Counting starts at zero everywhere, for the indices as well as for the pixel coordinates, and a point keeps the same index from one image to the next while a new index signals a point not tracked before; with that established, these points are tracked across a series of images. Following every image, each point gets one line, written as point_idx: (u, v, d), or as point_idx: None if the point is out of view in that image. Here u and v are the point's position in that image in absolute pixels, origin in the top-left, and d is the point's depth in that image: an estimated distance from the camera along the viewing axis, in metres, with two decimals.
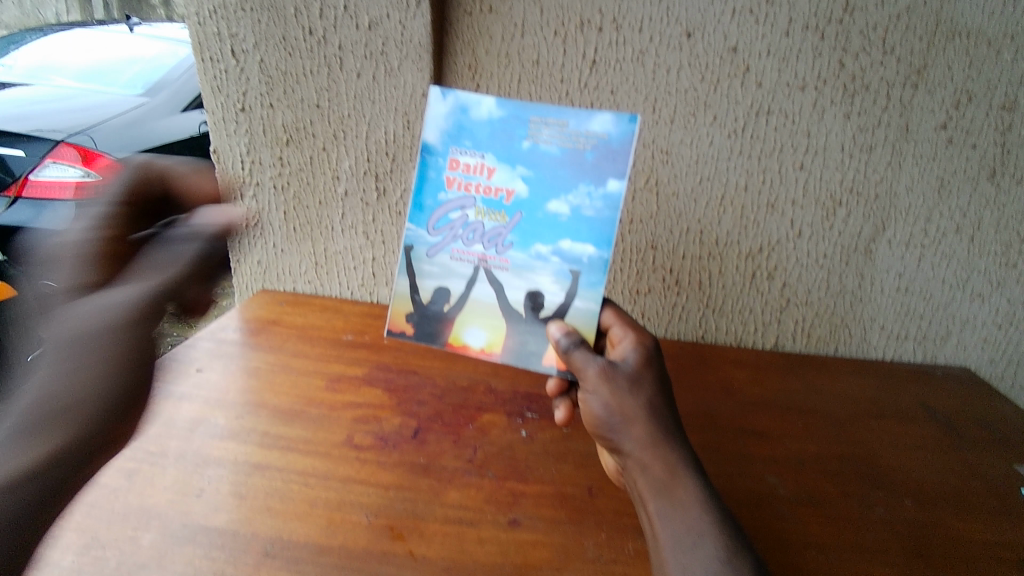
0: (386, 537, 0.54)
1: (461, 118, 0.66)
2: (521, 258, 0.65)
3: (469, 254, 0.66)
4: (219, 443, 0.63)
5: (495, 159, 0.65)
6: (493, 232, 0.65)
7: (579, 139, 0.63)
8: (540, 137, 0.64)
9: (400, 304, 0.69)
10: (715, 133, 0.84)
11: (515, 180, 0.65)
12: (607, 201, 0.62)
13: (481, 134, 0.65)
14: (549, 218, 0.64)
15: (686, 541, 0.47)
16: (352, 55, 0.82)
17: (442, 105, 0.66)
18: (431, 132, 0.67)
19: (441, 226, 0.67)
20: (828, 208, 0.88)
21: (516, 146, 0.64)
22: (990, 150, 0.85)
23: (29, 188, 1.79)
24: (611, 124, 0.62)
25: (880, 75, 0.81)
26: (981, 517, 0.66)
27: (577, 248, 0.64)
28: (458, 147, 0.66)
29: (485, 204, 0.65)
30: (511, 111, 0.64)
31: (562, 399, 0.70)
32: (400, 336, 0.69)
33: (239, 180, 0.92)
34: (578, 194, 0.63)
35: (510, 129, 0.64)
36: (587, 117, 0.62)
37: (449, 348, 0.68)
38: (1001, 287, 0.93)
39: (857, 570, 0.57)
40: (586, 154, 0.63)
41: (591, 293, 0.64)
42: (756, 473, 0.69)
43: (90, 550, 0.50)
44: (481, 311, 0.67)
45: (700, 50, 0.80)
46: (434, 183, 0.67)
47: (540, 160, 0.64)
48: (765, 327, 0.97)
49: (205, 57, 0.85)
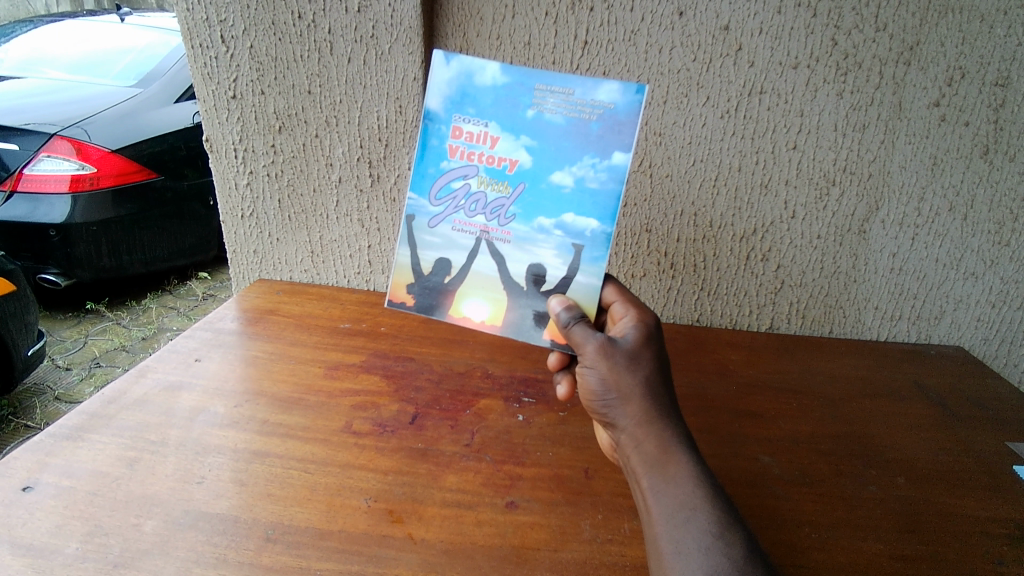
0: (386, 520, 0.54)
1: (466, 84, 0.65)
2: (523, 230, 0.65)
3: (471, 225, 0.66)
4: (219, 431, 0.64)
5: (499, 128, 0.64)
6: (495, 203, 0.65)
7: (584, 109, 0.62)
8: (545, 105, 0.63)
9: (401, 274, 0.69)
10: (708, 113, 0.84)
11: (518, 150, 0.64)
12: (612, 173, 0.62)
13: (485, 101, 0.65)
14: (553, 190, 0.64)
15: (678, 515, 0.48)
16: (342, 39, 0.81)
17: (446, 70, 0.65)
18: (434, 97, 0.66)
19: (443, 195, 0.66)
20: (822, 188, 0.88)
21: (521, 115, 0.64)
22: (983, 127, 0.85)
23: (25, 183, 1.83)
24: (618, 93, 0.61)
25: (873, 52, 0.80)
26: (971, 493, 0.67)
27: (580, 221, 0.64)
28: (461, 115, 0.65)
29: (488, 174, 0.65)
30: (517, 78, 0.64)
31: (563, 373, 0.70)
32: (401, 307, 0.69)
33: (232, 167, 0.91)
34: (583, 166, 0.63)
35: (515, 97, 0.64)
36: (593, 86, 0.62)
37: (450, 319, 0.68)
38: (994, 266, 0.93)
39: (848, 546, 0.58)
40: (592, 125, 0.62)
41: (593, 268, 0.64)
42: (750, 453, 0.69)
43: (93, 538, 0.50)
44: (483, 283, 0.67)
45: (692, 29, 0.79)
46: (436, 150, 0.66)
47: (544, 129, 0.63)
48: (760, 310, 0.98)
49: (194, 44, 0.84)
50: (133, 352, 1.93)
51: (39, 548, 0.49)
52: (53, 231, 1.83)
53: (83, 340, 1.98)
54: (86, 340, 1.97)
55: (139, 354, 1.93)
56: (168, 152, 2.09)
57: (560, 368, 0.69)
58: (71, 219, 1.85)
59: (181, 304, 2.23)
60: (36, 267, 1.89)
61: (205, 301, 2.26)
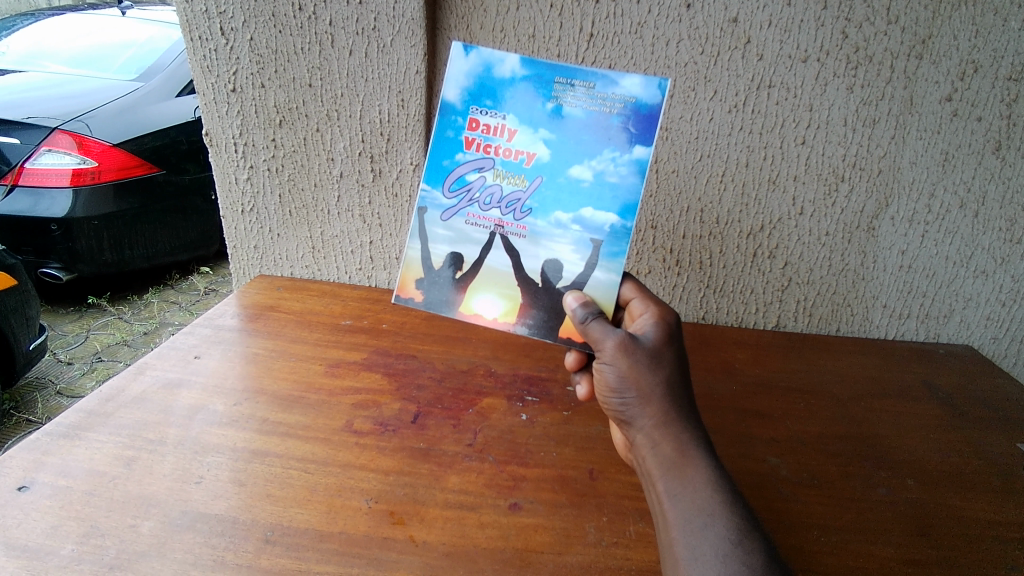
0: (387, 522, 0.53)
1: (484, 77, 0.64)
2: (540, 225, 0.64)
3: (485, 219, 0.65)
4: (218, 429, 0.63)
5: (517, 121, 0.63)
6: (511, 197, 0.64)
7: (605, 102, 0.61)
8: (564, 98, 0.62)
9: (411, 268, 0.67)
10: (715, 108, 0.82)
11: (536, 144, 0.63)
12: (632, 168, 0.61)
13: (503, 94, 0.64)
14: (571, 184, 0.63)
15: (695, 520, 0.46)
16: (343, 31, 0.80)
17: (464, 63, 0.64)
18: (451, 88, 0.65)
19: (457, 187, 0.65)
20: (830, 183, 0.86)
21: (539, 108, 0.63)
22: (996, 123, 0.83)
23: (27, 177, 1.83)
24: (639, 87, 0.60)
25: (885, 45, 0.78)
26: (984, 496, 0.66)
27: (599, 216, 0.62)
28: (478, 107, 0.65)
29: (504, 167, 0.64)
30: (536, 71, 0.62)
31: (582, 375, 0.70)
32: (409, 302, 0.67)
33: (232, 162, 0.90)
34: (602, 160, 0.62)
35: (534, 90, 0.63)
36: (614, 79, 0.61)
37: (460, 317, 0.66)
38: (1005, 264, 0.92)
39: (859, 551, 0.57)
40: (612, 119, 0.61)
41: (612, 263, 0.62)
42: (758, 454, 0.68)
43: (90, 539, 0.50)
44: (496, 279, 0.65)
45: (700, 22, 0.78)
46: (451, 142, 0.65)
47: (563, 122, 0.62)
48: (767, 307, 0.96)
49: (193, 36, 0.83)
50: (135, 347, 1.93)
51: (35, 550, 0.48)
52: (55, 226, 1.82)
53: (85, 334, 1.98)
54: (88, 335, 1.97)
55: (141, 349, 1.93)
56: (170, 146, 2.07)
57: (579, 368, 0.69)
58: (72, 213, 1.84)
59: (183, 299, 2.23)
60: (37, 261, 1.88)
61: (208, 296, 2.26)
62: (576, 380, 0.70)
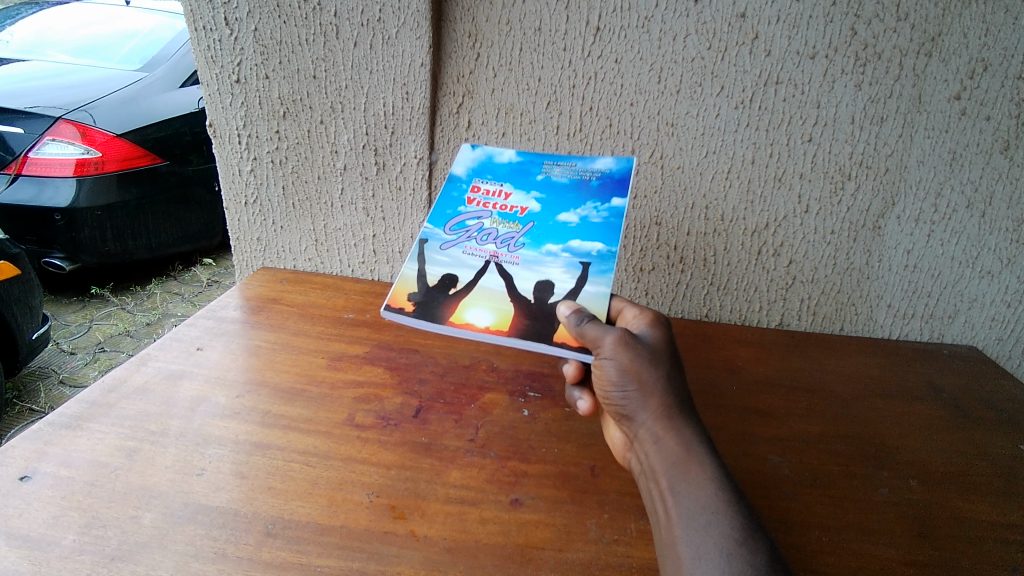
0: (387, 517, 0.53)
1: (486, 161, 0.77)
2: (532, 255, 0.67)
3: (481, 251, 0.68)
4: (219, 421, 0.63)
5: (513, 186, 0.74)
6: (506, 236, 0.69)
7: (585, 173, 0.73)
8: (552, 172, 0.74)
9: (404, 285, 0.66)
10: (722, 104, 0.81)
11: (529, 200, 0.72)
12: (612, 212, 0.69)
13: (502, 171, 0.75)
14: (559, 227, 0.69)
15: (699, 517, 0.46)
16: (349, 23, 0.79)
17: (470, 154, 0.78)
18: (459, 167, 0.77)
19: (458, 229, 0.70)
20: (836, 181, 0.86)
21: (532, 178, 0.74)
22: (1005, 122, 0.82)
23: (30, 166, 1.82)
24: (612, 163, 0.74)
25: (894, 43, 0.77)
26: (987, 497, 0.65)
27: (586, 244, 0.67)
28: (480, 179, 0.75)
29: (500, 216, 0.71)
30: (529, 157, 0.76)
31: (580, 390, 0.65)
32: (398, 313, 0.63)
33: (236, 154, 0.90)
34: (586, 208, 0.70)
35: (526, 169, 0.75)
36: (591, 159, 0.75)
37: (448, 327, 0.61)
38: (1012, 264, 0.91)
39: (860, 550, 0.56)
40: (592, 182, 0.72)
41: (601, 279, 0.63)
42: (760, 453, 0.68)
43: (91, 529, 0.50)
44: (491, 296, 0.64)
45: (708, 17, 0.77)
46: (455, 200, 0.73)
47: (552, 187, 0.73)
48: (770, 306, 0.96)
49: (198, 26, 0.82)
50: (137, 337, 1.93)
51: (36, 539, 0.48)
52: (58, 215, 1.82)
53: (88, 324, 1.98)
54: (91, 325, 1.97)
55: (144, 339, 1.93)
56: (173, 137, 2.07)
57: (577, 381, 0.65)
58: (76, 203, 1.83)
59: (186, 291, 2.23)
60: (40, 251, 1.88)
61: (210, 287, 2.27)
62: (575, 394, 0.65)
